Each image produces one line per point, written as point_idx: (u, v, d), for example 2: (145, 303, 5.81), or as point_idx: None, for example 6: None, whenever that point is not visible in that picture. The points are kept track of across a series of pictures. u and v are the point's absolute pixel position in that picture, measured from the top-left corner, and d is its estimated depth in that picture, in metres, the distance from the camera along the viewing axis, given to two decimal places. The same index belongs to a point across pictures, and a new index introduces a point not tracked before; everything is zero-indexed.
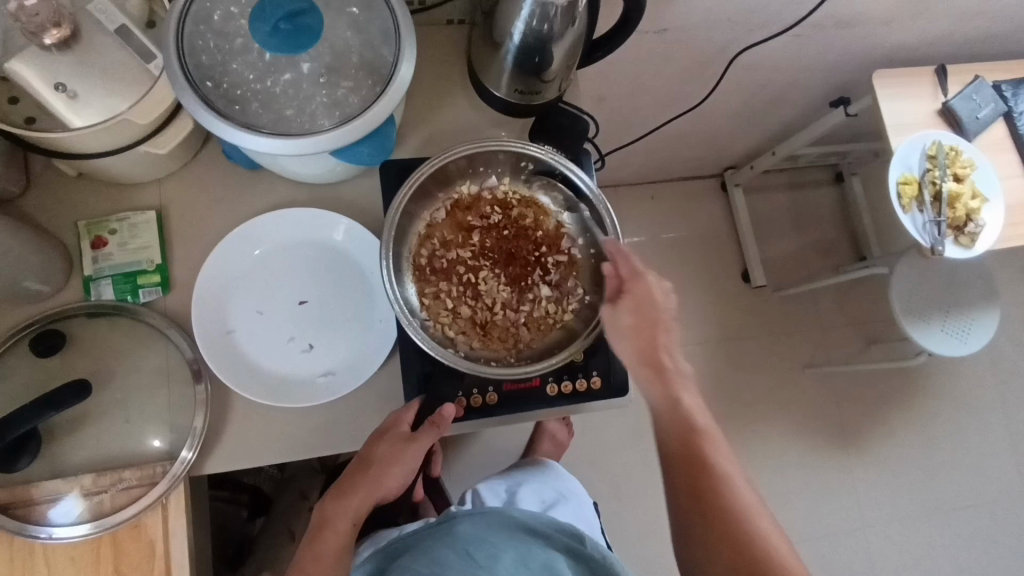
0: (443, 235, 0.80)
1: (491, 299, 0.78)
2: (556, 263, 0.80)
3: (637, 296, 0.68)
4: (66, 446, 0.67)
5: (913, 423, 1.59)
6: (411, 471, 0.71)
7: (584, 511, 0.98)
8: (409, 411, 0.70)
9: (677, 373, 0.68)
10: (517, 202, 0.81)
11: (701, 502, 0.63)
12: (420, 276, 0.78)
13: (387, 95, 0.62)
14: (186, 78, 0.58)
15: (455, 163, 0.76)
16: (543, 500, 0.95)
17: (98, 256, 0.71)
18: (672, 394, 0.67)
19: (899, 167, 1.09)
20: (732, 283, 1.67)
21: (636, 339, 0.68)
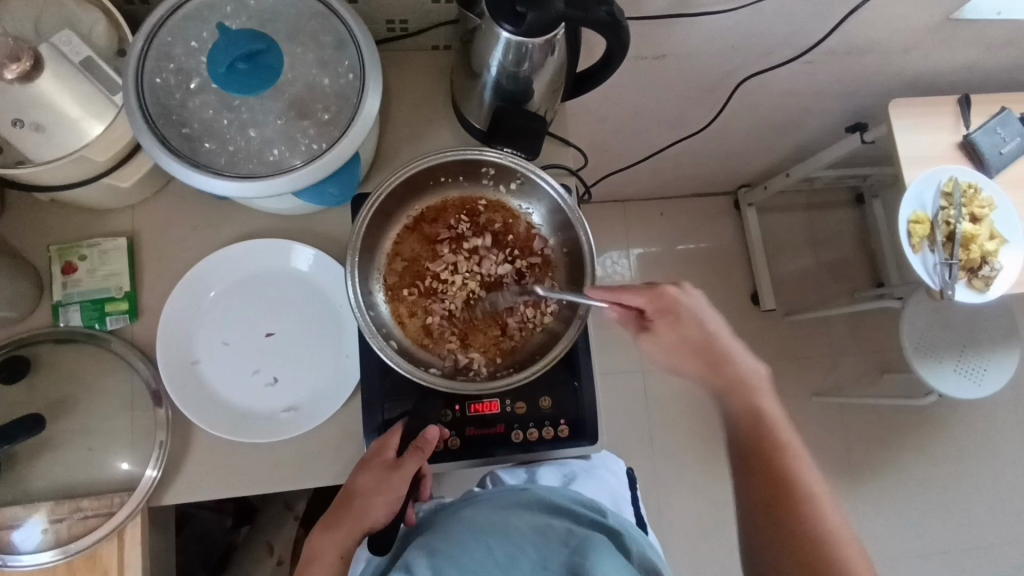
0: (411, 250, 0.78)
1: (466, 310, 0.76)
2: (530, 266, 0.77)
3: (665, 314, 0.68)
4: (27, 472, 0.67)
5: (924, 462, 1.53)
6: (398, 502, 0.66)
7: (612, 483, 0.75)
8: (395, 435, 0.68)
9: (750, 376, 0.67)
10: (484, 207, 0.78)
11: (775, 518, 0.59)
12: (391, 297, 0.76)
13: (350, 134, 0.60)
14: (145, 118, 0.57)
15: (413, 180, 0.74)
16: (563, 474, 0.73)
17: (67, 282, 0.71)
18: (748, 398, 0.65)
19: (911, 204, 1.03)
20: (739, 305, 1.62)
21: (688, 357, 0.68)
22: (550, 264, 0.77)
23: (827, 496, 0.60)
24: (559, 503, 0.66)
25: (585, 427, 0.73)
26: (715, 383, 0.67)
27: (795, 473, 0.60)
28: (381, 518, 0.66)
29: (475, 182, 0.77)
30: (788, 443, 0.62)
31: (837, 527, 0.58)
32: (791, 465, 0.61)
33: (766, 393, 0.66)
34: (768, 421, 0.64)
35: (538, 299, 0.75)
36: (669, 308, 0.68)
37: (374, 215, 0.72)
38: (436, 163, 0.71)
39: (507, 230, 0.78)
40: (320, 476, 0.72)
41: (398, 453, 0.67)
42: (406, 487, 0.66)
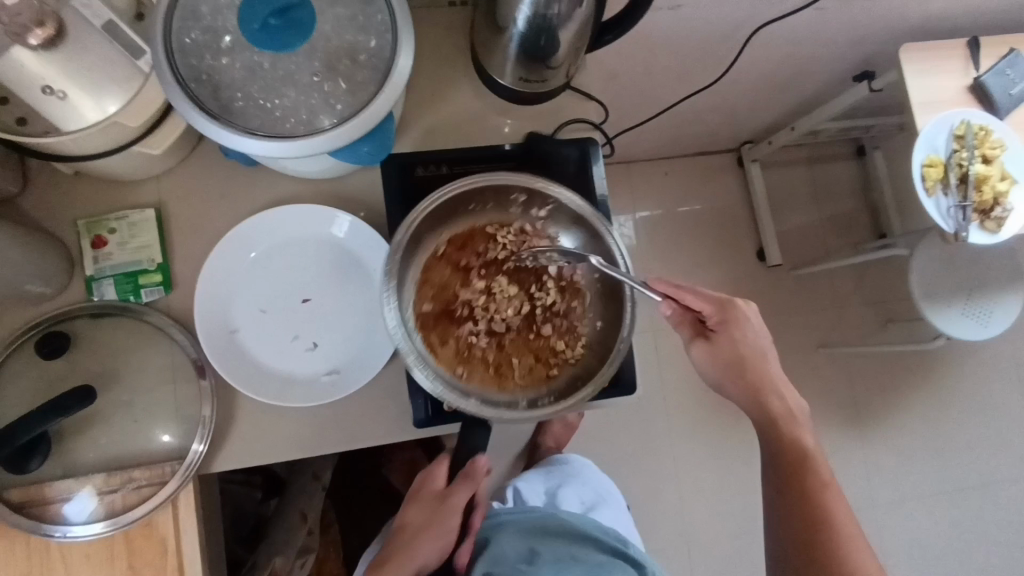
0: (441, 279, 0.73)
1: (501, 340, 0.72)
2: (558, 289, 0.74)
3: (727, 332, 0.71)
4: (74, 446, 0.67)
5: (928, 407, 1.57)
6: (447, 535, 0.70)
7: (623, 516, 1.01)
8: (441, 467, 0.74)
9: (793, 409, 0.72)
10: (510, 232, 0.75)
11: (813, 556, 0.68)
12: (423, 325, 0.70)
13: (386, 91, 0.60)
14: (177, 81, 0.56)
15: (447, 202, 0.71)
16: (583, 502, 0.98)
17: (98, 256, 0.70)
18: (787, 425, 0.72)
19: (924, 148, 1.05)
20: (746, 261, 1.64)
21: (735, 377, 0.72)
22: (580, 289, 0.74)
23: (853, 528, 0.69)
24: (582, 531, 0.88)
25: (622, 377, 0.75)
26: (757, 412, 0.73)
27: (832, 512, 0.69)
28: (430, 558, 0.70)
29: (503, 207, 0.75)
30: (828, 481, 0.70)
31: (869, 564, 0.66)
32: (831, 503, 0.69)
33: (805, 427, 0.72)
34: (809, 458, 0.70)
35: (570, 325, 0.74)
36: (731, 325, 0.71)
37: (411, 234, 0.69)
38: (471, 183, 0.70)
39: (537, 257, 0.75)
40: (364, 437, 0.73)
41: (446, 484, 0.73)
42: (454, 513, 0.70)
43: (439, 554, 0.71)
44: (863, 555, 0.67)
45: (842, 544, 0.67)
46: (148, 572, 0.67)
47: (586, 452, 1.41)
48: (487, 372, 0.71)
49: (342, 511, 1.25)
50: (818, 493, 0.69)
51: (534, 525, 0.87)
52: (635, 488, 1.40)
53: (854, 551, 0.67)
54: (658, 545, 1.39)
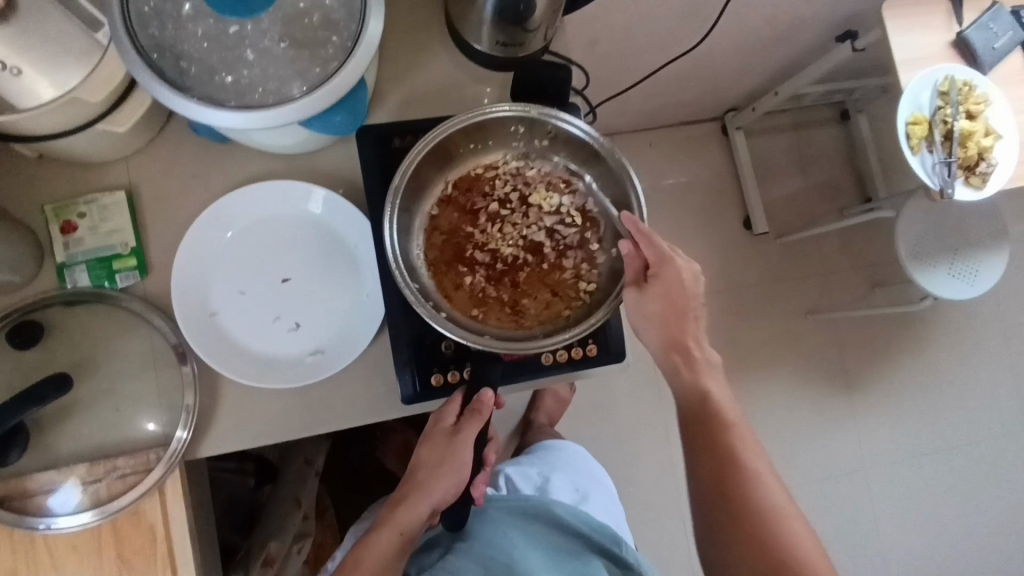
0: (449, 222, 0.74)
1: (515, 275, 0.72)
2: (571, 223, 0.74)
3: (664, 282, 0.67)
4: (55, 437, 0.66)
5: (916, 368, 1.59)
6: (462, 470, 0.71)
7: (615, 508, 0.99)
8: (454, 404, 0.70)
9: (705, 361, 0.71)
10: (518, 169, 0.75)
11: (733, 518, 0.66)
12: (434, 271, 0.71)
13: (357, 55, 0.57)
14: (136, 49, 0.54)
15: (444, 149, 0.70)
16: (577, 492, 0.97)
17: (69, 242, 0.68)
18: (700, 382, 0.70)
19: (908, 105, 1.04)
20: (733, 230, 1.63)
21: (660, 329, 0.69)
22: (592, 221, 0.74)
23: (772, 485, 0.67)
24: (571, 523, 0.89)
25: (611, 345, 0.74)
26: (671, 360, 0.71)
27: (740, 452, 0.68)
28: (443, 489, 0.71)
29: (505, 146, 0.74)
30: (734, 423, 0.69)
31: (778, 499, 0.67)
32: (737, 443, 0.68)
33: (714, 371, 0.72)
34: (716, 402, 0.69)
35: (588, 257, 0.73)
36: (665, 276, 0.67)
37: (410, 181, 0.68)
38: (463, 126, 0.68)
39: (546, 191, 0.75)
40: (354, 415, 0.72)
41: (457, 420, 0.70)
42: (467, 453, 0.70)
43: (454, 489, 0.72)
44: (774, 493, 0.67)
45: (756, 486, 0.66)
46: (138, 561, 0.66)
47: (579, 425, 1.41)
48: (504, 308, 0.71)
49: (337, 495, 1.24)
50: (725, 435, 0.68)
51: (526, 510, 0.89)
52: (629, 460, 1.41)
53: (772, 506, 0.65)
54: (653, 514, 1.40)
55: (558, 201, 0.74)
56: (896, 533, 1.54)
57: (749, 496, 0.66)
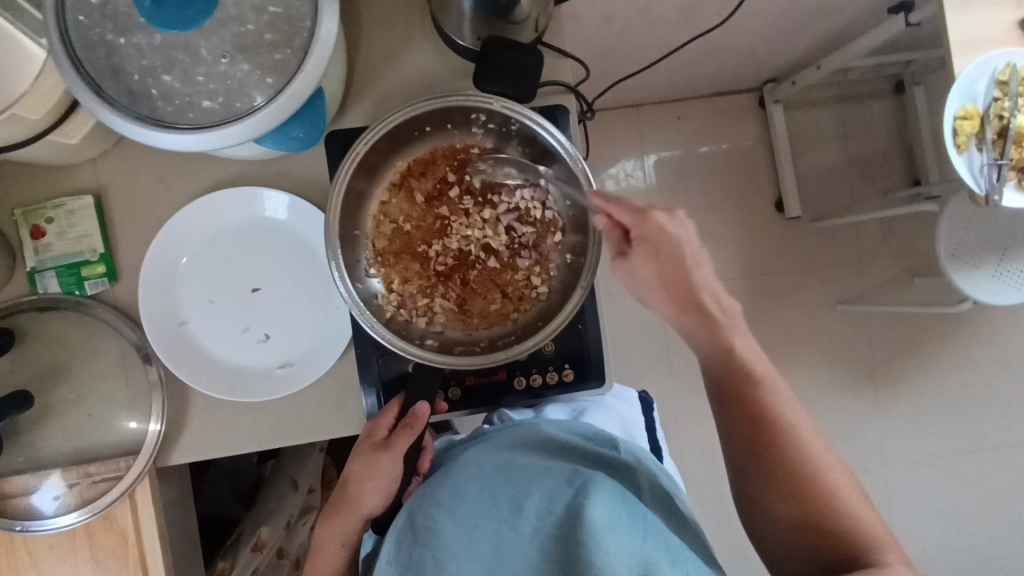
0: (400, 211, 0.68)
1: (464, 273, 0.68)
2: (529, 221, 0.68)
3: (650, 241, 0.57)
4: (31, 441, 0.67)
5: (951, 366, 1.49)
6: (394, 485, 0.65)
7: (625, 412, 0.80)
8: (388, 414, 0.66)
9: (727, 314, 0.56)
10: (477, 156, 0.68)
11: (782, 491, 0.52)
12: (382, 263, 0.68)
13: (310, 63, 0.53)
14: (72, 64, 0.51)
15: (396, 132, 0.63)
16: (572, 409, 0.75)
17: (38, 247, 0.67)
18: (721, 338, 0.55)
19: (958, 96, 0.91)
20: (763, 212, 1.53)
21: (659, 293, 0.57)
22: (554, 223, 0.68)
23: (818, 443, 0.53)
24: (562, 439, 0.67)
25: (591, 370, 0.70)
26: (682, 324, 0.57)
27: (777, 413, 0.53)
28: (376, 505, 0.65)
29: (466, 130, 0.67)
30: (768, 378, 0.55)
31: (828, 461, 0.53)
32: (773, 405, 0.54)
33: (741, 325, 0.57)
34: (745, 360, 0.55)
35: (540, 261, 0.68)
36: (651, 238, 0.57)
37: (359, 169, 0.63)
38: (419, 112, 0.61)
39: (504, 181, 0.68)
40: (322, 429, 0.71)
41: (390, 431, 0.66)
42: (396, 467, 0.64)
43: (388, 503, 0.66)
44: (817, 455, 0.53)
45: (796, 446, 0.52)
46: (111, 561, 0.68)
47: None
48: (450, 307, 0.68)
49: None
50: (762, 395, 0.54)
51: (511, 439, 0.67)
52: None
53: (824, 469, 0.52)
54: None
55: (517, 193, 0.68)
56: (912, 535, 1.49)
57: (793, 459, 0.52)
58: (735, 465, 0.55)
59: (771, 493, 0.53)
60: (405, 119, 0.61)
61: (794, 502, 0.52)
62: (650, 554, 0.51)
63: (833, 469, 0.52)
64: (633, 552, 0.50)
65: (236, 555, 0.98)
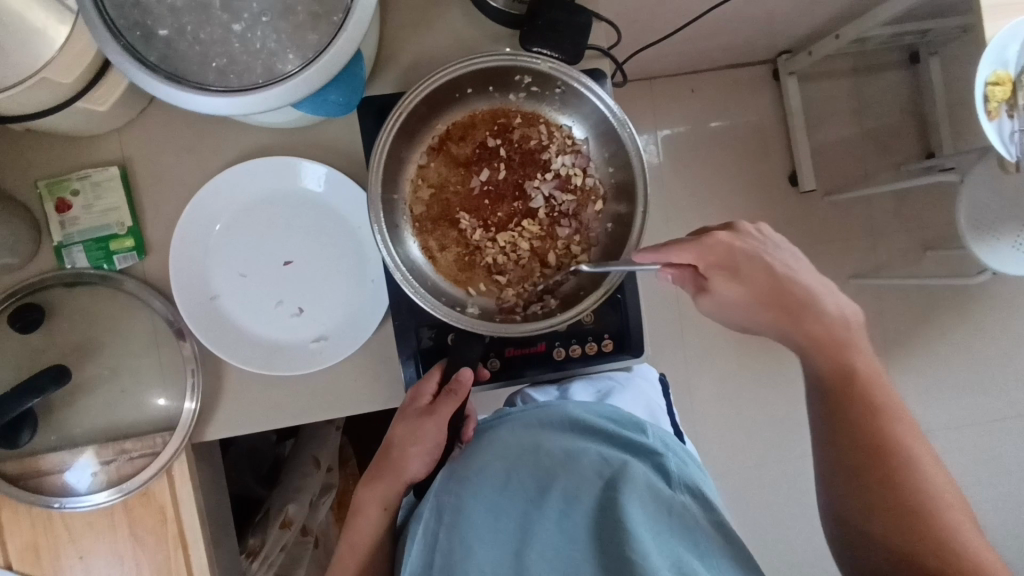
0: (438, 176, 0.67)
1: (503, 242, 0.66)
2: (570, 189, 0.67)
3: (722, 264, 0.55)
4: (65, 417, 0.66)
5: (962, 338, 1.50)
6: (438, 449, 0.64)
7: (649, 392, 0.76)
8: (431, 379, 0.65)
9: (844, 331, 0.54)
10: (518, 121, 0.67)
11: (901, 517, 0.48)
12: (419, 229, 0.66)
13: (351, 26, 0.52)
14: (106, 25, 0.49)
15: (437, 92, 0.62)
16: (597, 390, 0.73)
17: (64, 221, 0.65)
18: (839, 358, 0.53)
19: (991, 61, 0.90)
20: (777, 187, 1.52)
21: (760, 309, 0.54)
22: (595, 191, 0.66)
23: (934, 468, 0.50)
24: (587, 422, 0.65)
25: (630, 339, 0.69)
26: (796, 340, 0.54)
27: (898, 440, 0.50)
28: (419, 469, 0.65)
29: (507, 92, 0.65)
30: (890, 403, 0.52)
31: (942, 489, 0.49)
32: (897, 431, 0.51)
33: (859, 346, 0.54)
34: (862, 383, 0.52)
35: (581, 230, 0.66)
36: (722, 260, 0.55)
37: (399, 132, 0.61)
38: (464, 71, 0.60)
39: (544, 148, 0.67)
40: (356, 403, 0.70)
41: (435, 396, 0.64)
42: (441, 431, 0.63)
43: (430, 467, 0.66)
44: (935, 484, 0.49)
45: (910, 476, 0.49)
46: (150, 537, 0.68)
47: None
48: (490, 276, 0.66)
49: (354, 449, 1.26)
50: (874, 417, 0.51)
51: (536, 418, 0.66)
52: None
53: (939, 498, 0.49)
54: None
55: (557, 161, 0.67)
56: None
57: (906, 487, 0.49)
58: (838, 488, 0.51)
59: (870, 518, 0.50)
60: (447, 79, 0.60)
61: (905, 527, 0.48)
62: (678, 552, 0.54)
63: (945, 496, 0.49)
64: (660, 548, 0.53)
65: (265, 534, 0.95)
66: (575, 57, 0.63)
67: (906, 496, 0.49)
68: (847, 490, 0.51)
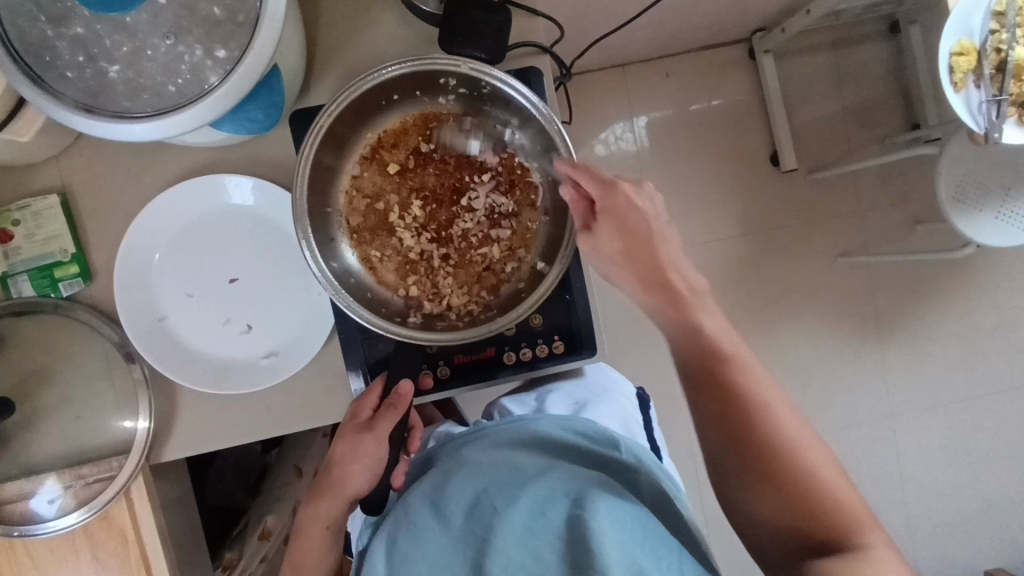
0: (373, 185, 0.66)
1: (445, 246, 0.66)
2: (508, 189, 0.66)
3: (614, 216, 0.56)
4: (22, 445, 0.67)
5: (954, 312, 1.47)
6: (379, 465, 0.65)
7: (626, 406, 0.79)
8: (372, 393, 0.65)
9: (693, 292, 0.56)
10: (449, 123, 0.66)
11: (772, 483, 0.49)
12: (358, 240, 0.65)
13: (260, 40, 0.50)
14: (8, 55, 0.48)
15: (362, 102, 0.60)
16: (574, 401, 0.75)
17: (8, 252, 0.66)
18: (691, 319, 0.54)
19: (954, 31, 0.88)
20: (760, 167, 1.49)
21: (627, 270, 0.56)
22: (534, 189, 0.65)
23: (799, 426, 0.50)
24: (559, 440, 0.67)
25: (580, 338, 0.68)
26: (653, 304, 0.56)
27: (761, 402, 0.51)
28: (362, 485, 0.65)
29: (436, 96, 0.64)
30: (744, 367, 0.52)
31: (809, 449, 0.50)
32: (756, 392, 0.51)
33: (709, 305, 0.56)
34: (715, 342, 0.53)
35: (521, 229, 0.65)
36: (615, 211, 0.56)
37: (325, 143, 0.59)
38: (385, 78, 0.58)
39: (478, 149, 0.66)
40: (311, 419, 0.70)
41: (374, 411, 0.65)
42: (381, 445, 0.63)
43: (374, 481, 0.66)
44: (806, 448, 0.50)
45: (789, 455, 0.49)
46: (113, 560, 0.68)
47: None
48: (432, 283, 0.66)
49: None
50: (737, 385, 0.51)
51: (506, 438, 0.68)
52: None
53: (805, 454, 0.49)
54: None
55: (491, 160, 0.66)
56: (922, 480, 1.49)
57: (785, 460, 0.49)
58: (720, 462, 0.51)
59: (754, 496, 0.50)
60: (369, 88, 0.58)
61: (779, 490, 0.49)
62: (637, 553, 0.51)
63: (813, 455, 0.49)
64: (626, 559, 0.50)
65: (244, 546, 0.97)
66: (497, 54, 0.61)
67: (779, 463, 0.49)
68: (738, 470, 0.50)
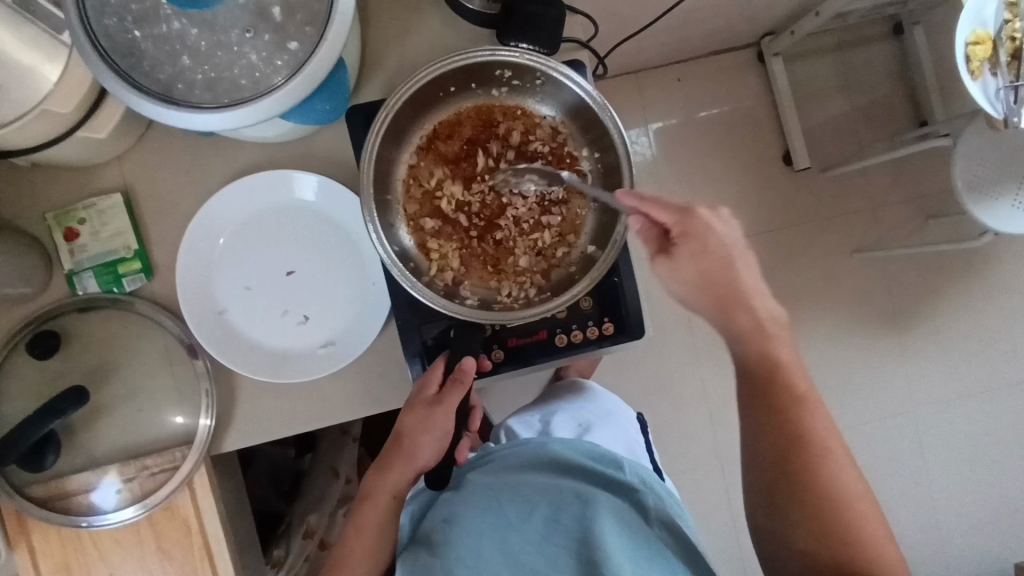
0: (429, 174, 0.68)
1: (497, 233, 0.68)
2: (558, 177, 0.68)
3: (689, 240, 0.59)
4: (86, 440, 0.68)
5: (969, 304, 1.49)
6: (447, 438, 0.67)
7: (626, 428, 0.83)
8: (435, 370, 0.66)
9: (773, 320, 0.60)
10: (501, 115, 0.68)
11: (805, 513, 0.57)
12: (415, 226, 0.68)
13: (332, 32, 0.53)
14: (97, 52, 0.51)
15: (421, 94, 0.63)
16: (578, 423, 0.79)
17: (73, 248, 0.68)
18: (767, 347, 0.60)
19: (969, 21, 0.92)
20: (773, 167, 1.52)
21: (704, 294, 0.59)
22: (583, 178, 0.68)
23: (843, 462, 0.58)
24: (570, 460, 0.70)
25: (629, 321, 0.70)
26: (730, 330, 0.60)
27: (812, 439, 0.58)
28: (430, 457, 0.67)
29: (490, 88, 0.67)
30: (804, 398, 0.59)
31: (849, 487, 0.58)
32: (810, 429, 0.58)
33: (785, 337, 0.61)
34: (784, 374, 0.60)
35: (571, 216, 0.68)
36: (691, 232, 0.59)
37: (386, 136, 0.62)
38: (446, 69, 0.61)
39: (530, 139, 0.68)
40: (366, 407, 0.72)
41: (440, 387, 0.66)
42: (449, 419, 0.65)
43: (440, 454, 0.68)
44: (848, 486, 0.58)
45: (834, 493, 0.57)
46: (176, 551, 0.69)
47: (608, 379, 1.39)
48: (486, 268, 0.68)
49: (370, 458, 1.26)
50: (790, 423, 0.58)
51: (517, 460, 0.71)
52: None
53: (842, 490, 0.57)
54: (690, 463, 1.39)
55: (542, 151, 0.68)
56: (946, 473, 1.50)
57: (830, 494, 0.57)
58: (757, 482, 0.60)
59: (786, 524, 0.58)
60: (431, 79, 0.61)
61: (809, 523, 0.57)
62: None
63: (851, 492, 0.57)
64: None
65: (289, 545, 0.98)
66: (552, 47, 0.65)
67: (816, 496, 0.57)
68: (776, 496, 0.59)
